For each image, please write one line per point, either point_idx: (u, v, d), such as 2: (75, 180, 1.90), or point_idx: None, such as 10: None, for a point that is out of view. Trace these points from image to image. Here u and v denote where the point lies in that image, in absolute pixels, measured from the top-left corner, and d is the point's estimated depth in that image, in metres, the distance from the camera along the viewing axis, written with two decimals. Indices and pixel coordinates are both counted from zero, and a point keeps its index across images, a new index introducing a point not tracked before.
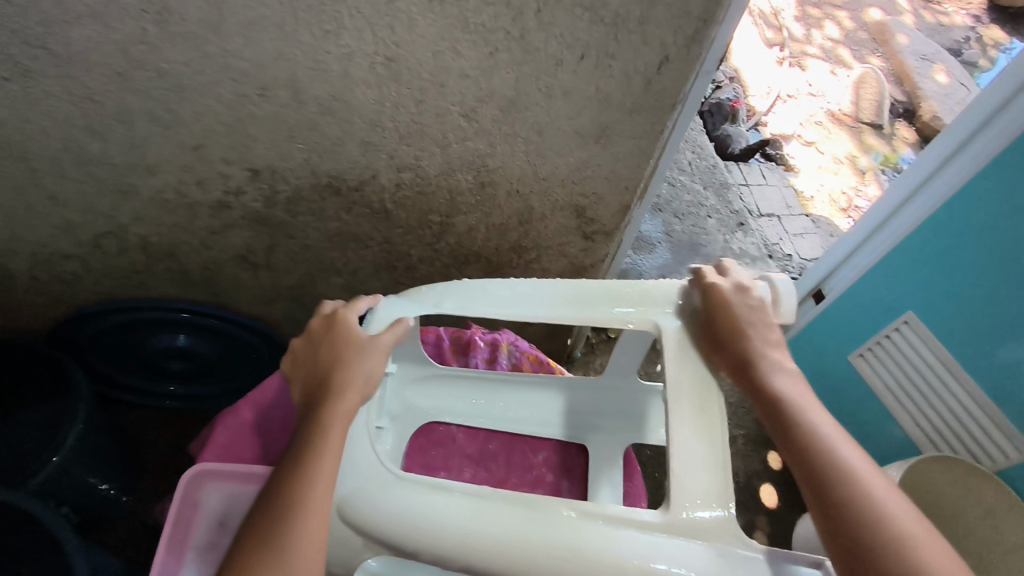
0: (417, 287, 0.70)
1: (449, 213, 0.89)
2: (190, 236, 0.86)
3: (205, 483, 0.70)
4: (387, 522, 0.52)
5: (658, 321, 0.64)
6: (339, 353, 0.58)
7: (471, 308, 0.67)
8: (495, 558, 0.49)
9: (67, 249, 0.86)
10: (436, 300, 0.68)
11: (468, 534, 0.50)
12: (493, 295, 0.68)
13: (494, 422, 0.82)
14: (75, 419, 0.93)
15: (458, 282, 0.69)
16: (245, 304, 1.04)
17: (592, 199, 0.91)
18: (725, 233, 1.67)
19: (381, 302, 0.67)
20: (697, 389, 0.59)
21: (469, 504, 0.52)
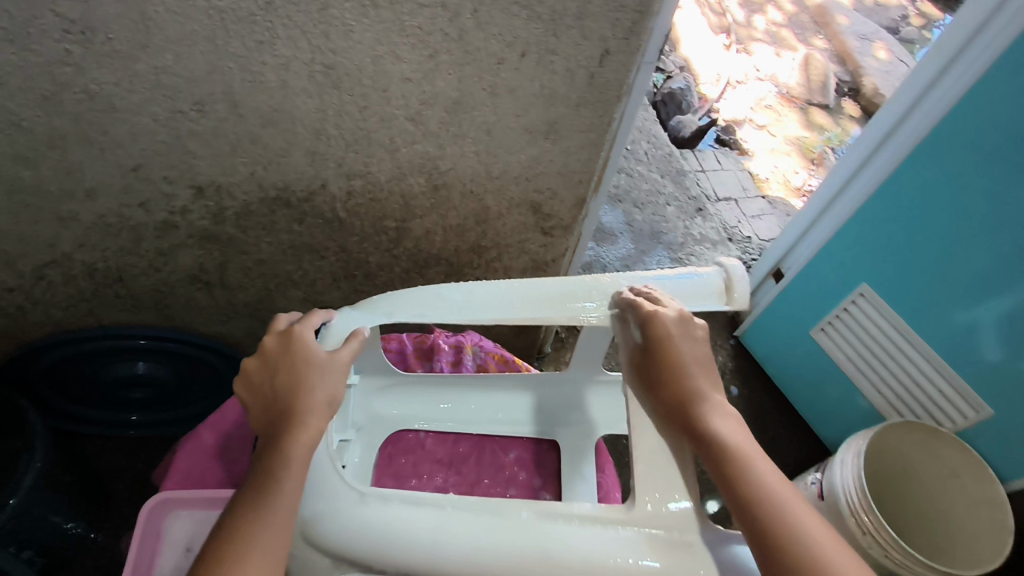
0: (372, 298, 0.69)
1: (404, 218, 0.88)
2: (139, 259, 0.84)
3: (168, 509, 0.69)
4: (352, 543, 0.51)
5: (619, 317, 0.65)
6: (300, 375, 0.57)
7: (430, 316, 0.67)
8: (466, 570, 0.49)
9: (8, 282, 0.83)
10: (390, 309, 0.67)
11: (437, 547, 0.50)
12: (450, 301, 0.67)
13: (464, 424, 0.82)
14: (33, 458, 0.91)
15: (412, 290, 0.68)
16: (203, 324, 1.02)
17: (547, 195, 0.91)
18: (684, 219, 1.69)
19: (336, 315, 0.66)
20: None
21: (435, 516, 0.52)
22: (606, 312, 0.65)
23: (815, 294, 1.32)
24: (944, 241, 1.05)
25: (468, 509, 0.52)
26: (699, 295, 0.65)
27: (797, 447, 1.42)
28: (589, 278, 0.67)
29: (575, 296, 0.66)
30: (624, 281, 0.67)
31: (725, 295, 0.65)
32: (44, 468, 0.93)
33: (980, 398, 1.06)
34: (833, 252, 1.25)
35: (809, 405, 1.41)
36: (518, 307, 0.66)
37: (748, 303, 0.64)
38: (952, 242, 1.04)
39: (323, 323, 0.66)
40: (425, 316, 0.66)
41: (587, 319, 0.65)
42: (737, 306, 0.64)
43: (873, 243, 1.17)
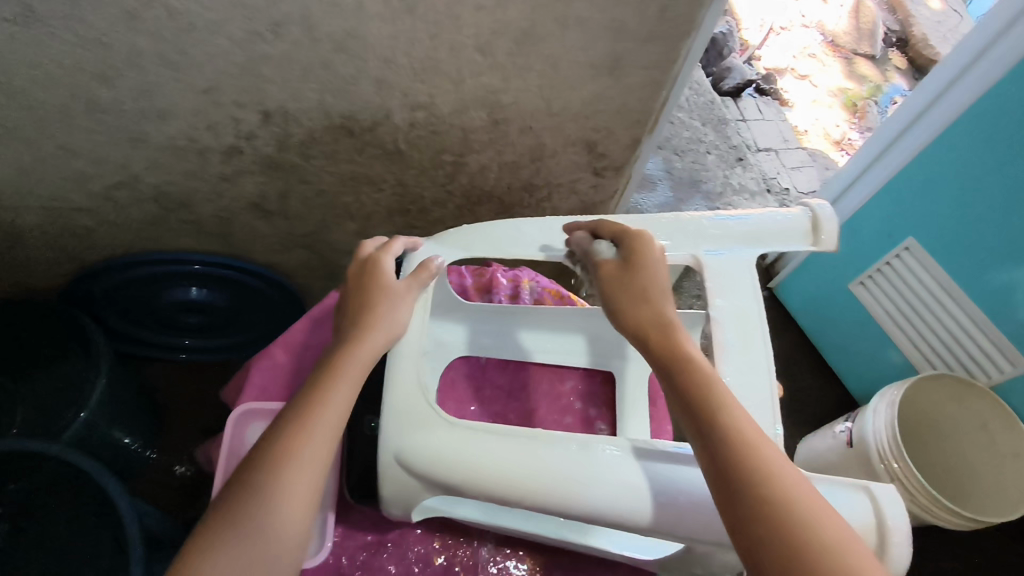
0: (450, 231, 0.71)
1: (462, 152, 0.89)
2: (204, 183, 0.86)
3: (249, 423, 0.73)
4: (442, 467, 0.55)
5: (694, 254, 0.62)
6: (373, 294, 0.60)
7: (506, 250, 0.69)
8: (548, 496, 0.52)
9: (80, 201, 0.85)
10: (463, 244, 0.69)
11: (522, 474, 0.53)
12: (523, 237, 0.69)
13: (521, 352, 0.84)
14: (98, 374, 0.96)
15: (489, 224, 0.70)
16: (258, 251, 1.05)
17: (603, 134, 0.91)
18: (724, 168, 1.67)
19: (419, 246, 0.69)
20: (745, 323, 0.57)
21: (515, 444, 0.54)
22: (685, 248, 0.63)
23: (857, 247, 1.30)
24: (995, 201, 1.03)
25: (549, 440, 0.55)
26: (783, 234, 0.62)
27: (826, 397, 1.45)
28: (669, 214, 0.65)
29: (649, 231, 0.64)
30: (705, 217, 0.64)
31: (811, 236, 0.62)
32: (108, 384, 0.98)
33: (1019, 352, 1.07)
34: (875, 207, 1.24)
35: (842, 356, 1.42)
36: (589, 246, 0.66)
37: (835, 244, 0.61)
38: (1005, 200, 1.01)
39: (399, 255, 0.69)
40: (501, 250, 0.69)
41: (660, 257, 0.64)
42: (824, 247, 0.62)
43: (921, 199, 1.14)
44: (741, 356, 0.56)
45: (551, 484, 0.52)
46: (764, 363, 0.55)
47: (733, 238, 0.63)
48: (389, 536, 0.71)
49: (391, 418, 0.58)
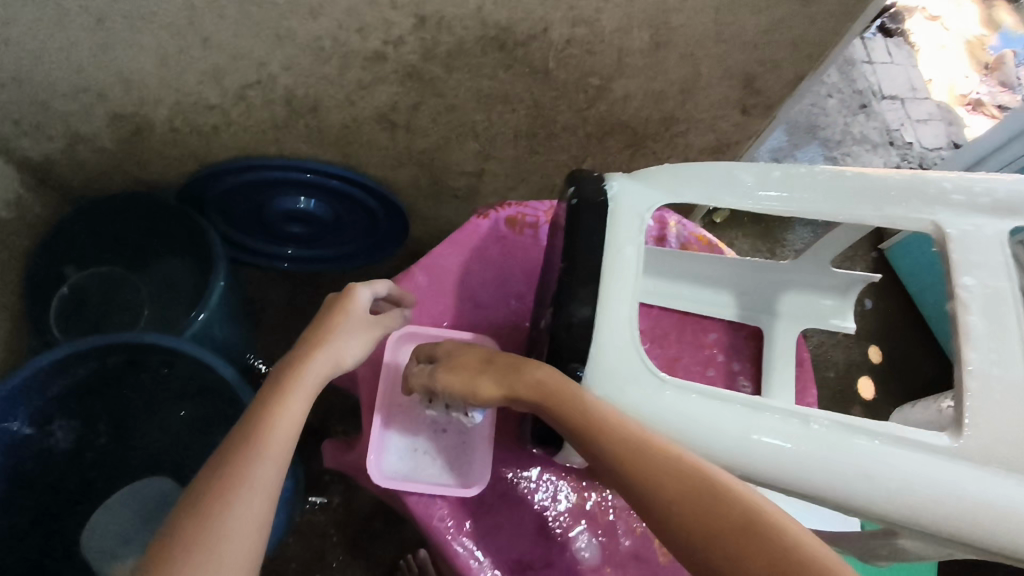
0: (646, 169, 0.59)
1: (611, 76, 0.82)
2: (338, 90, 0.82)
3: (403, 344, 0.70)
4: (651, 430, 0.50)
5: (938, 220, 0.55)
6: (327, 323, 0.60)
7: (718, 199, 0.58)
8: (785, 478, 0.48)
9: (211, 99, 0.82)
10: (671, 188, 0.58)
11: (752, 451, 0.48)
12: (746, 184, 0.58)
13: (673, 298, 0.75)
14: (219, 277, 0.96)
15: (694, 165, 0.59)
16: (374, 167, 1.01)
17: (766, 67, 0.83)
18: (846, 114, 1.55)
19: (617, 183, 0.57)
20: (999, 303, 0.52)
21: (741, 414, 0.49)
22: (927, 213, 0.55)
23: None
24: None
25: (782, 414, 0.49)
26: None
27: (925, 367, 1.39)
28: (903, 174, 0.57)
29: (880, 193, 0.56)
30: (947, 178, 0.56)
31: None
32: (224, 287, 0.98)
33: None
34: None
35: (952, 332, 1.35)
36: (815, 201, 0.57)
37: None
38: None
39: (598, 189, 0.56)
40: (713, 199, 0.58)
41: (890, 221, 0.56)
42: None
43: None
44: (995, 344, 0.50)
45: (791, 466, 0.48)
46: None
47: (975, 206, 0.56)
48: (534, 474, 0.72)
49: (595, 366, 0.51)
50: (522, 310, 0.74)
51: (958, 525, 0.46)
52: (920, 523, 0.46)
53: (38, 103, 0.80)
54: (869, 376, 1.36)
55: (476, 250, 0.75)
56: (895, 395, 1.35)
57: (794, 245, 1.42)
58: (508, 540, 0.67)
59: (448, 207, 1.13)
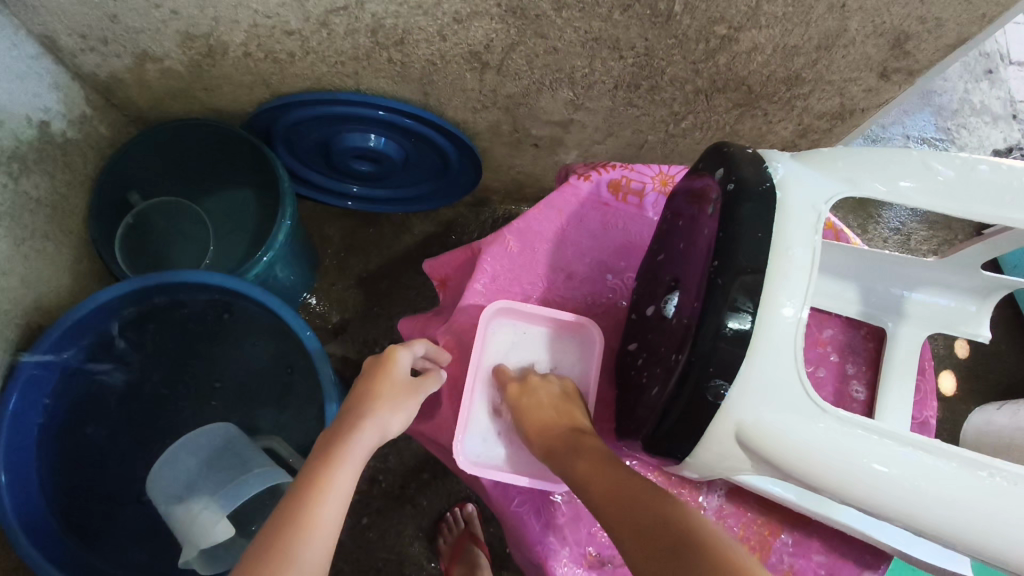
0: (813, 152, 0.51)
1: (741, 25, 0.71)
2: (430, 22, 0.73)
3: (495, 316, 0.65)
4: (802, 461, 0.44)
5: None
6: (371, 391, 0.58)
7: (896, 191, 0.50)
8: (953, 532, 0.42)
9: (292, 24, 0.74)
10: (849, 176, 0.49)
11: (919, 500, 0.42)
12: (931, 177, 0.49)
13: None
14: (285, 215, 0.91)
15: (868, 151, 0.51)
16: (454, 109, 0.93)
17: (927, 26, 0.70)
18: (967, 80, 1.38)
19: (782, 162, 0.49)
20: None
21: (910, 456, 0.43)
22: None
23: None
24: None
25: (959, 462, 0.42)
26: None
27: (1013, 366, 1.29)
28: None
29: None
30: None
31: None
32: (290, 226, 0.94)
33: None
34: None
35: None
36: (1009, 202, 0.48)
37: None
38: None
39: (763, 173, 0.48)
40: (889, 191, 0.50)
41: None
42: None
43: None
44: None
45: (963, 519, 0.42)
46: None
47: None
48: None
49: (747, 380, 0.44)
50: (623, 286, 0.67)
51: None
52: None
53: (107, 17, 0.73)
54: (950, 370, 1.27)
55: (581, 217, 0.68)
56: (977, 393, 1.26)
57: (889, 222, 1.28)
58: (588, 533, 0.64)
59: (525, 155, 1.05)
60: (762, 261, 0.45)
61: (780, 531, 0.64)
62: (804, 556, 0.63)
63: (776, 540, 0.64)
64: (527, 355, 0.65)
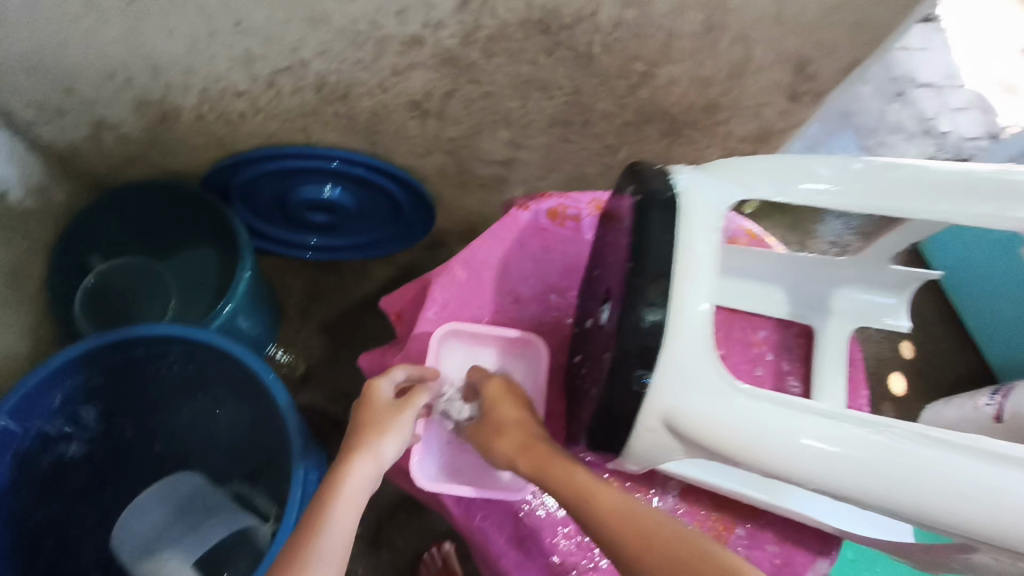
0: (716, 161, 0.56)
1: (656, 61, 0.78)
2: (371, 76, 0.78)
3: (446, 340, 0.68)
4: (726, 439, 0.48)
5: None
6: (361, 425, 0.60)
7: (788, 192, 0.55)
8: (866, 491, 0.46)
9: (240, 85, 0.79)
10: (746, 182, 0.55)
11: (832, 463, 0.46)
12: (817, 178, 0.55)
13: (728, 291, 0.73)
14: (244, 267, 0.93)
15: (763, 158, 0.56)
16: (403, 156, 0.98)
17: (821, 52, 0.78)
18: (882, 102, 1.47)
19: (684, 172, 0.55)
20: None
21: (817, 424, 0.47)
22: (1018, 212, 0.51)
23: None
24: None
25: (862, 425, 0.47)
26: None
27: (957, 362, 1.35)
28: (991, 170, 0.53)
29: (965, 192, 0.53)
30: None
31: None
32: (250, 277, 0.96)
33: None
34: None
35: (988, 329, 1.31)
36: (887, 197, 0.54)
37: None
38: None
39: (666, 185, 0.53)
40: (782, 193, 0.55)
41: (980, 221, 0.52)
42: None
43: None
44: None
45: (872, 478, 0.46)
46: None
47: None
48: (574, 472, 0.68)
49: (668, 368, 0.48)
50: (566, 304, 0.72)
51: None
52: (1012, 541, 0.43)
53: (61, 89, 0.77)
54: (900, 372, 1.33)
55: (522, 244, 0.72)
56: (927, 391, 1.32)
57: None
58: (545, 543, 0.66)
59: (474, 195, 1.10)
60: (670, 261, 0.49)
61: (735, 526, 0.67)
62: (758, 547, 0.66)
63: (730, 534, 0.66)
64: None
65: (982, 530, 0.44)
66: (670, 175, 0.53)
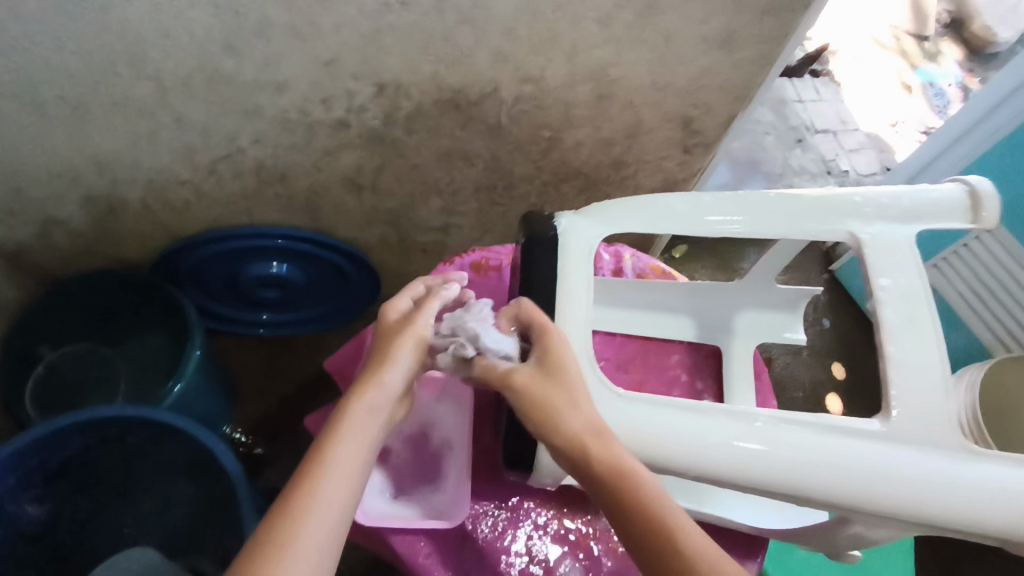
0: (592, 206, 0.63)
1: (561, 127, 0.88)
2: (305, 158, 0.86)
3: None
4: (613, 442, 0.52)
5: (855, 230, 0.57)
6: (379, 347, 0.56)
7: (657, 227, 0.61)
8: (740, 474, 0.49)
9: (183, 175, 0.86)
10: (614, 219, 0.61)
11: (704, 450, 0.50)
12: (677, 211, 0.61)
13: (633, 323, 0.81)
14: (194, 346, 0.97)
15: (633, 198, 0.62)
16: (343, 229, 1.05)
17: (701, 110, 0.89)
18: (784, 149, 1.66)
19: (561, 220, 0.62)
20: (916, 301, 0.53)
21: (692, 417, 0.51)
22: (842, 224, 0.58)
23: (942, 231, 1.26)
24: None
25: (729, 414, 0.51)
26: (941, 212, 0.57)
27: None
28: (818, 192, 0.59)
29: (800, 210, 0.59)
30: (859, 192, 0.59)
31: (970, 214, 0.57)
32: (201, 357, 0.99)
33: None
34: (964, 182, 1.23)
35: None
36: (742, 220, 0.59)
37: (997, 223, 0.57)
38: None
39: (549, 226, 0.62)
40: (654, 227, 0.61)
41: (812, 234, 0.58)
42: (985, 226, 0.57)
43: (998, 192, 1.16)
44: (913, 332, 0.52)
45: (742, 460, 0.49)
46: (937, 339, 0.52)
47: (889, 215, 0.58)
48: (512, 502, 0.73)
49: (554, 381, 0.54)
50: None
51: (909, 503, 0.47)
52: (864, 505, 0.48)
53: (12, 191, 0.82)
54: (836, 395, 1.39)
55: None
56: (863, 409, 1.40)
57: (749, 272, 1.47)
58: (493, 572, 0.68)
59: (416, 262, 1.17)
60: (553, 293, 0.58)
61: None
62: None
63: None
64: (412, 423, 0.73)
65: (858, 498, 0.48)
66: (551, 216, 0.62)
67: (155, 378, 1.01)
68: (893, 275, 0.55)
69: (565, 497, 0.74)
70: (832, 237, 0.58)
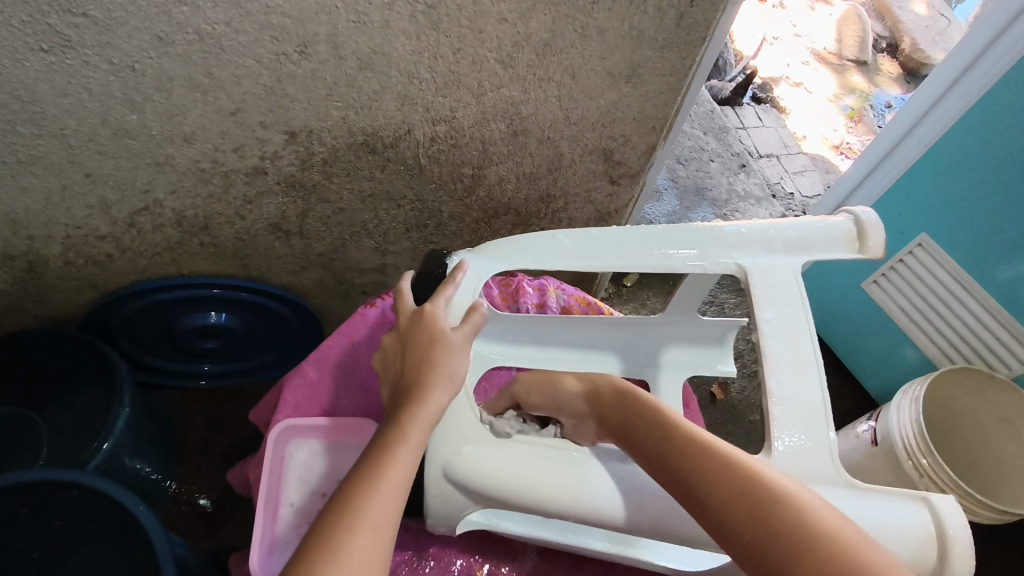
0: (489, 243, 0.71)
1: (481, 165, 0.89)
2: (226, 207, 0.86)
3: (289, 439, 0.70)
4: (500, 479, 0.56)
5: (742, 263, 0.63)
6: (425, 349, 0.56)
7: (546, 261, 0.68)
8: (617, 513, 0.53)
9: (102, 229, 0.85)
10: (509, 255, 0.69)
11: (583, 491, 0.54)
12: (563, 246, 0.68)
13: (557, 362, 0.83)
14: (122, 402, 0.94)
15: (527, 236, 0.69)
16: (276, 274, 1.04)
17: (620, 141, 0.91)
18: (728, 175, 1.69)
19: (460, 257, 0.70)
20: (796, 331, 0.59)
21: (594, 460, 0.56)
22: (728, 257, 0.63)
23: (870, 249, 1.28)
24: (976, 216, 1.08)
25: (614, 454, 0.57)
26: (826, 242, 0.62)
27: (848, 396, 1.42)
28: (703, 224, 0.65)
29: (684, 243, 0.65)
30: (742, 225, 0.65)
31: (857, 243, 0.62)
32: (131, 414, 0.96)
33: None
34: (890, 202, 1.22)
35: (858, 362, 1.40)
36: (627, 257, 0.66)
37: (882, 251, 0.61)
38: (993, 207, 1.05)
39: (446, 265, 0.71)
40: (543, 262, 0.68)
41: (697, 267, 0.64)
42: (871, 254, 0.61)
43: (916, 213, 1.18)
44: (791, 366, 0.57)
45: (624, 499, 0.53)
46: (815, 374, 0.57)
47: (771, 247, 0.63)
48: (430, 551, 0.70)
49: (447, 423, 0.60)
50: None
51: None
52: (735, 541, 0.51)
53: None
54: None
55: (371, 339, 0.78)
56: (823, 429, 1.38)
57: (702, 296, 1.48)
58: None
59: (357, 303, 1.16)
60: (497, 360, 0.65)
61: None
62: None
63: None
64: (320, 477, 0.69)
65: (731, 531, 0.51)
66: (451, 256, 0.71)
67: (81, 438, 0.97)
68: (774, 307, 0.60)
69: (487, 543, 0.72)
70: (715, 268, 0.64)
